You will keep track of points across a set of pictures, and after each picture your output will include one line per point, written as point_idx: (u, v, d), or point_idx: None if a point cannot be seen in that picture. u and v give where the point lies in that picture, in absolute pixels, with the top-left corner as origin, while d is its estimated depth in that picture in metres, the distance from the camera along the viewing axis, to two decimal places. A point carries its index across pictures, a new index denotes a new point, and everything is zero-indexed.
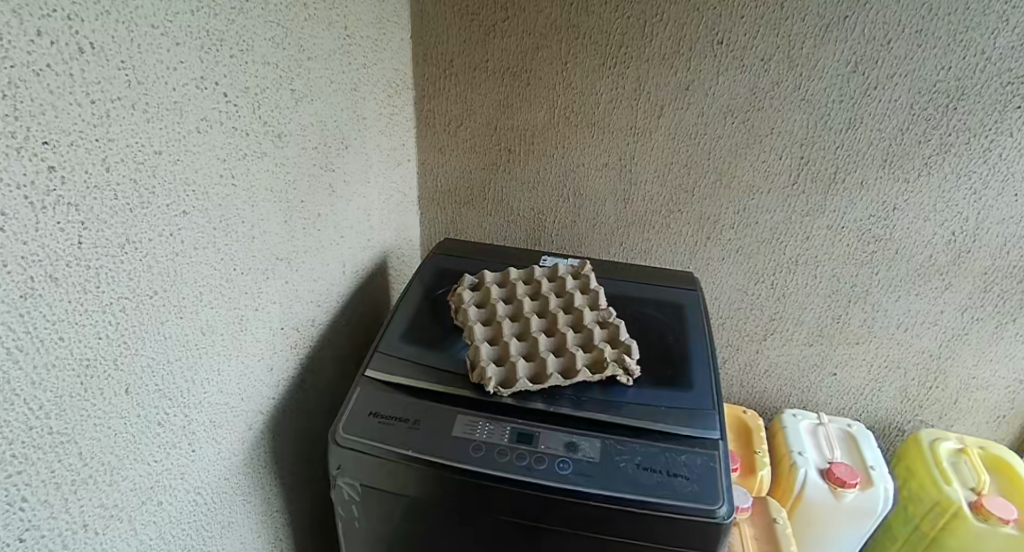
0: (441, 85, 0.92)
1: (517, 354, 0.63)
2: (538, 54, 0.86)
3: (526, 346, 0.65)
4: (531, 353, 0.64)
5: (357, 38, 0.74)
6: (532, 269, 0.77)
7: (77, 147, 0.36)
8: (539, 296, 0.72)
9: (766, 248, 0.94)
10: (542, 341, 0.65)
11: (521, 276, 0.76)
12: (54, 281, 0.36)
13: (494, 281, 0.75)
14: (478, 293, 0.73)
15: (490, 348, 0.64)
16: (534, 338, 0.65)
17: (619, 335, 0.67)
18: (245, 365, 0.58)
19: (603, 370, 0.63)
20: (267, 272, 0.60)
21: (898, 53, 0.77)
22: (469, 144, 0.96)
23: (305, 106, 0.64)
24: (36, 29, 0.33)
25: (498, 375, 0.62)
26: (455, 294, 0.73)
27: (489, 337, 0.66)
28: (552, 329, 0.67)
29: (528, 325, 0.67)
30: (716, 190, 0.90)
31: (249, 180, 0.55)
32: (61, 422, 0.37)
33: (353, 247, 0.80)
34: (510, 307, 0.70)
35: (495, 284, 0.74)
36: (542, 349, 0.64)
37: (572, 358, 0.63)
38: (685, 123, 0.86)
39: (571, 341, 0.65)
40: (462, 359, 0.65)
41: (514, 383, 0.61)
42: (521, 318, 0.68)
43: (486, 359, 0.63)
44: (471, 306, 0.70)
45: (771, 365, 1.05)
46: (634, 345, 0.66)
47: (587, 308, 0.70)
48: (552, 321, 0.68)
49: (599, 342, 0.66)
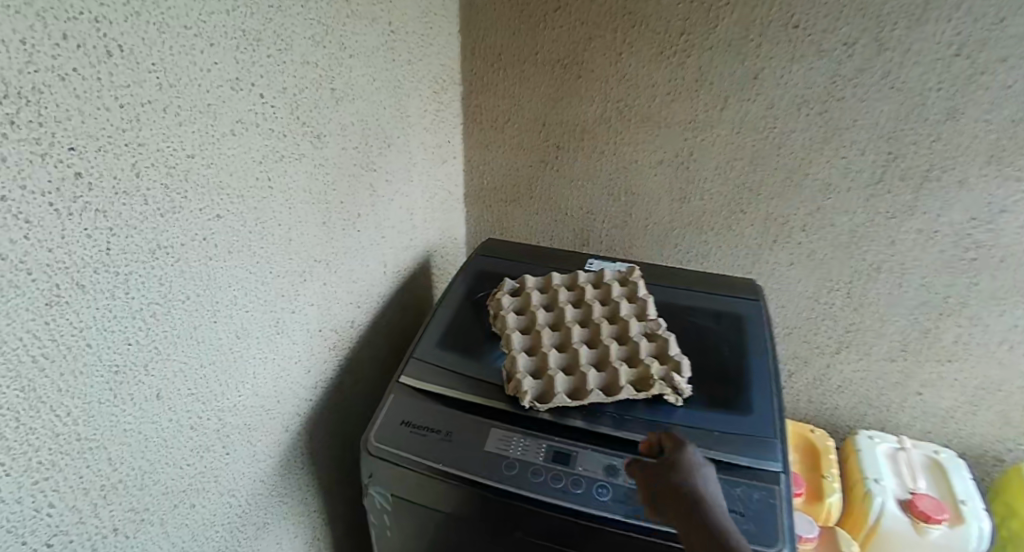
0: (489, 78, 0.89)
1: (554, 366, 0.60)
2: (590, 45, 0.81)
3: (566, 357, 0.61)
4: (571, 366, 0.60)
5: (402, 34, 0.72)
6: (576, 274, 0.72)
7: (105, 152, 0.36)
8: (582, 304, 0.68)
9: (842, 253, 0.84)
10: (583, 353, 0.60)
11: (564, 281, 0.72)
12: (82, 288, 0.35)
13: (536, 286, 0.71)
14: (518, 299, 0.69)
15: (528, 360, 0.61)
16: (574, 349, 0.61)
17: (669, 349, 0.61)
18: (281, 368, 0.58)
19: (649, 388, 0.58)
20: (304, 274, 0.59)
21: (1015, 31, 0.65)
22: (515, 141, 0.92)
23: (346, 105, 0.62)
24: (61, 32, 0.33)
25: (535, 389, 0.58)
26: (494, 299, 0.70)
27: (528, 346, 0.63)
28: (595, 340, 0.63)
29: (569, 336, 0.63)
30: (785, 189, 0.82)
31: (286, 182, 0.54)
32: (90, 428, 0.37)
33: (394, 247, 0.79)
34: (550, 315, 0.66)
35: (536, 290, 0.71)
36: (583, 361, 0.60)
37: (615, 374, 0.58)
38: (752, 114, 0.79)
39: (614, 355, 0.61)
40: (498, 369, 0.62)
41: (551, 398, 0.57)
42: (562, 327, 0.64)
43: (523, 372, 0.59)
44: (509, 313, 0.67)
45: (844, 380, 0.95)
46: (685, 361, 0.60)
47: (634, 319, 0.65)
48: (595, 331, 0.63)
49: (646, 357, 0.61)
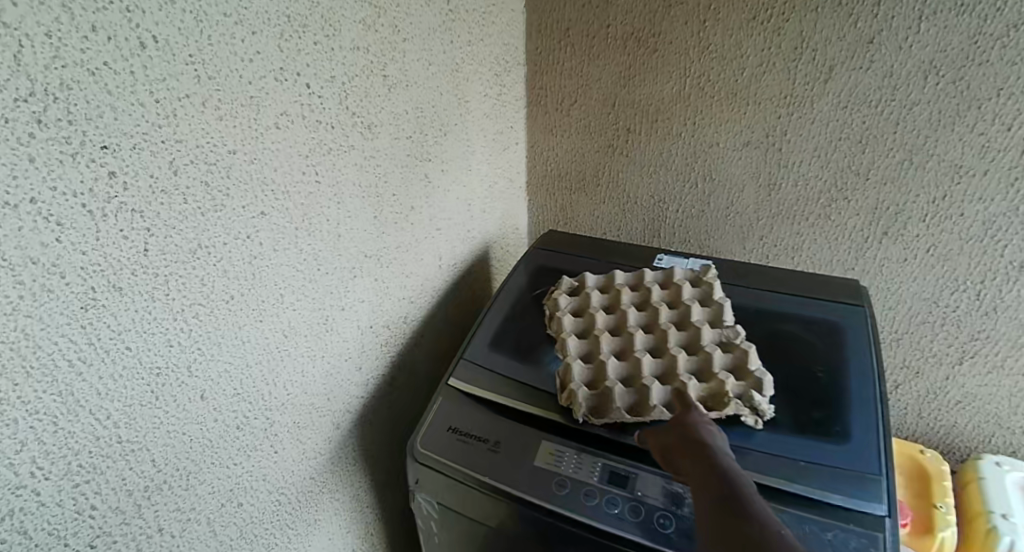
0: (556, 56, 0.82)
1: (613, 375, 0.54)
2: (670, 14, 0.72)
3: (627, 366, 0.55)
4: (632, 376, 0.54)
5: (462, 13, 0.68)
6: (642, 272, 0.66)
7: (141, 150, 0.35)
8: (647, 306, 0.61)
9: (973, 249, 0.71)
10: (646, 363, 0.54)
11: (628, 280, 0.65)
12: (119, 291, 0.35)
13: (596, 286, 0.65)
14: (576, 300, 0.64)
15: (585, 368, 0.56)
16: (637, 358, 0.55)
17: (748, 363, 0.54)
18: (330, 366, 0.57)
19: (723, 407, 0.51)
20: (354, 270, 0.57)
21: None
22: (583, 124, 0.85)
23: (400, 92, 0.59)
24: (90, 24, 0.31)
25: (592, 402, 0.53)
26: (551, 300, 0.65)
27: (586, 353, 0.58)
28: (660, 349, 0.56)
29: (632, 344, 0.57)
30: (901, 173, 0.70)
31: (334, 175, 0.52)
32: (131, 431, 0.37)
33: (451, 239, 0.76)
34: (611, 318, 0.60)
35: (596, 290, 0.65)
36: (647, 372, 0.54)
37: (683, 388, 0.52)
38: (863, 86, 0.67)
39: (683, 366, 0.54)
40: (551, 375, 0.57)
41: (608, 411, 0.52)
42: (624, 333, 0.58)
43: (579, 381, 0.54)
44: (566, 316, 0.62)
45: (965, 397, 0.81)
46: (768, 378, 0.53)
47: (707, 326, 0.58)
48: (662, 339, 0.57)
49: (721, 371, 0.54)
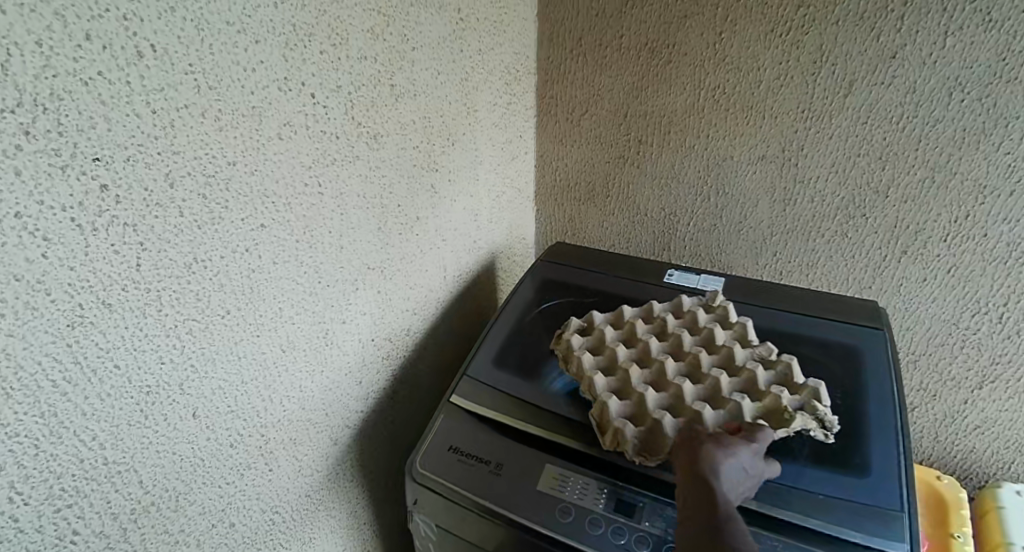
0: (566, 66, 0.81)
1: (657, 407, 0.48)
2: (685, 25, 0.70)
3: (668, 395, 0.50)
4: (679, 404, 0.49)
5: (473, 22, 0.66)
6: (650, 303, 0.63)
7: (135, 163, 0.34)
8: (667, 335, 0.58)
9: (997, 271, 0.68)
10: (690, 391, 0.49)
11: (638, 312, 0.62)
12: (108, 307, 0.34)
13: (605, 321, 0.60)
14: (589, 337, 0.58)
15: (623, 404, 0.50)
16: (677, 385, 0.50)
17: (794, 377, 0.51)
18: (329, 380, 0.55)
19: (786, 425, 0.47)
20: (356, 282, 0.56)
21: None
22: (594, 134, 0.83)
23: (407, 101, 0.58)
24: (84, 32, 0.30)
25: (641, 439, 0.47)
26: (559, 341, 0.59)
27: (617, 388, 0.52)
28: (696, 374, 0.52)
29: (665, 371, 0.52)
30: (922, 192, 0.67)
31: (338, 186, 0.51)
32: (117, 452, 0.36)
33: (456, 250, 0.74)
34: (633, 350, 0.55)
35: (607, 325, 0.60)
36: (692, 398, 0.49)
37: (738, 408, 0.47)
38: (885, 101, 0.65)
39: (728, 386, 0.50)
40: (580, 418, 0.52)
41: (663, 448, 0.46)
42: (653, 362, 0.53)
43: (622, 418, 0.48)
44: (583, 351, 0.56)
45: (985, 422, 0.78)
46: (822, 389, 0.50)
47: (738, 345, 0.55)
48: (695, 364, 0.53)
49: (771, 387, 0.50)
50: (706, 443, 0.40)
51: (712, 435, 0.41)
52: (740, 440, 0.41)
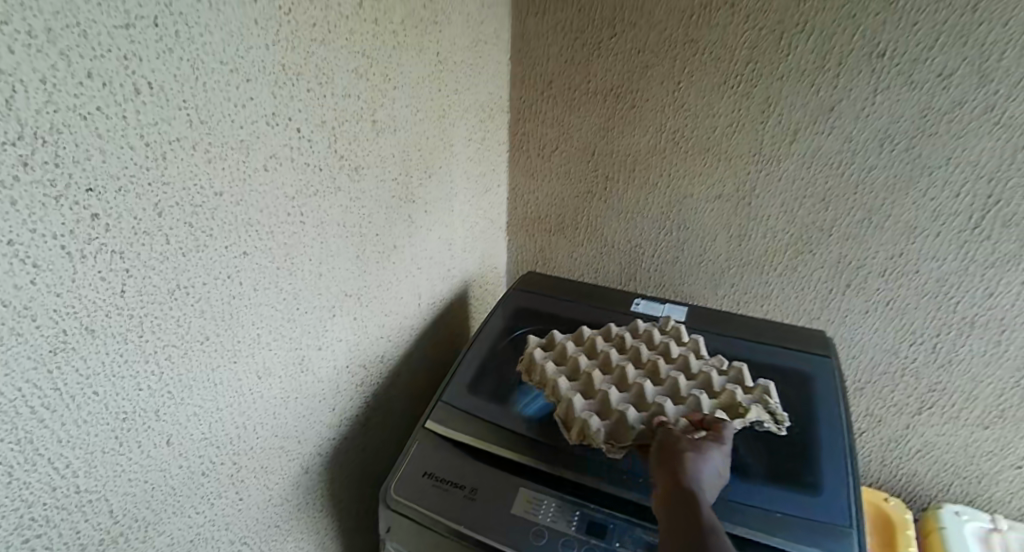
0: (537, 106, 0.85)
1: (621, 404, 0.53)
2: (646, 74, 0.76)
3: (631, 395, 0.55)
4: (641, 401, 0.54)
5: (450, 63, 0.70)
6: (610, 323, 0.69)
7: (127, 193, 0.35)
8: (627, 347, 0.63)
9: (929, 304, 0.74)
10: (650, 389, 0.55)
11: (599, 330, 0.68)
12: (91, 333, 0.34)
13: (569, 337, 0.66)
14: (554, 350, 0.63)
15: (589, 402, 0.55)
16: (638, 385, 0.55)
17: (744, 379, 0.58)
18: (303, 407, 0.56)
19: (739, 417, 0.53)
20: (333, 309, 0.57)
21: None
22: (563, 170, 0.88)
23: (387, 136, 0.60)
24: (86, 70, 0.31)
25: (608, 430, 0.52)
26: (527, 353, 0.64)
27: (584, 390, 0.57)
28: (655, 378, 0.58)
29: (627, 375, 0.57)
30: (861, 231, 0.74)
31: (319, 216, 0.52)
32: (90, 480, 0.36)
33: (430, 278, 0.76)
34: (597, 360, 0.61)
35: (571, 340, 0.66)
36: (653, 396, 0.54)
37: (696, 402, 0.53)
38: (825, 150, 0.71)
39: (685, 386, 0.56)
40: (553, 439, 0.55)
41: (627, 437, 0.51)
42: (615, 368, 0.59)
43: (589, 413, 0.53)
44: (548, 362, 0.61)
45: (925, 446, 0.84)
46: (771, 387, 0.57)
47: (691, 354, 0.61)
48: (654, 369, 0.59)
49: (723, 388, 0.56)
50: (686, 450, 0.44)
51: (692, 441, 0.46)
52: (711, 443, 0.46)
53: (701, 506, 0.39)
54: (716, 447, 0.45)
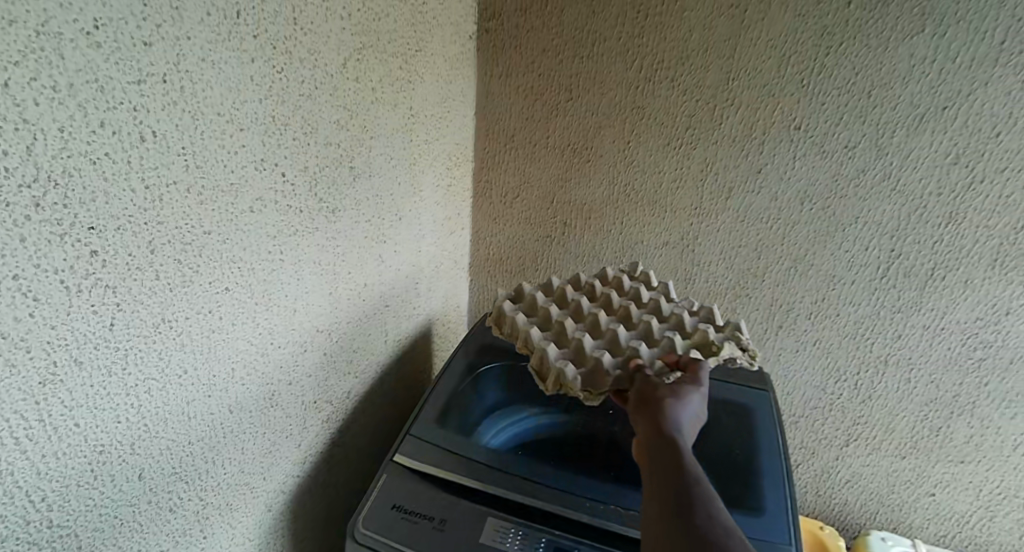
0: (499, 157, 0.91)
1: (595, 350, 0.57)
2: (599, 133, 0.84)
3: (604, 341, 0.58)
4: (615, 346, 0.57)
5: (421, 117, 0.75)
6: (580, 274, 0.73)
7: (124, 231, 0.37)
8: (598, 297, 0.67)
9: (849, 344, 0.83)
10: (623, 335, 0.58)
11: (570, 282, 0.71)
12: (78, 365, 0.36)
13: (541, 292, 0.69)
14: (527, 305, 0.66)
15: (565, 352, 0.57)
16: (612, 332, 0.58)
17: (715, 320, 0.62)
18: (270, 442, 0.57)
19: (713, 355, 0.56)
20: (304, 344, 0.59)
21: (1010, 147, 0.66)
22: (524, 216, 0.94)
23: (363, 181, 0.64)
24: (100, 120, 0.34)
25: (585, 378, 0.54)
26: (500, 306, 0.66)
27: (560, 341, 0.59)
28: (628, 323, 0.61)
29: (601, 324, 0.61)
30: (789, 278, 0.83)
31: (297, 254, 0.55)
32: (62, 514, 0.37)
33: (397, 315, 0.79)
34: (570, 311, 0.64)
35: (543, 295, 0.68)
36: (626, 340, 0.58)
37: (671, 344, 0.56)
38: (755, 206, 0.80)
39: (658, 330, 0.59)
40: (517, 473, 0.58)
41: (604, 383, 0.54)
42: (589, 318, 0.62)
43: (566, 361, 0.56)
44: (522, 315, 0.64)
45: (853, 476, 0.91)
46: (742, 325, 0.60)
47: (661, 299, 0.65)
48: (628, 316, 0.62)
49: (695, 328, 0.60)
50: (667, 399, 0.47)
51: (673, 389, 0.49)
52: (691, 389, 0.49)
53: (684, 455, 0.42)
54: (694, 393, 0.49)
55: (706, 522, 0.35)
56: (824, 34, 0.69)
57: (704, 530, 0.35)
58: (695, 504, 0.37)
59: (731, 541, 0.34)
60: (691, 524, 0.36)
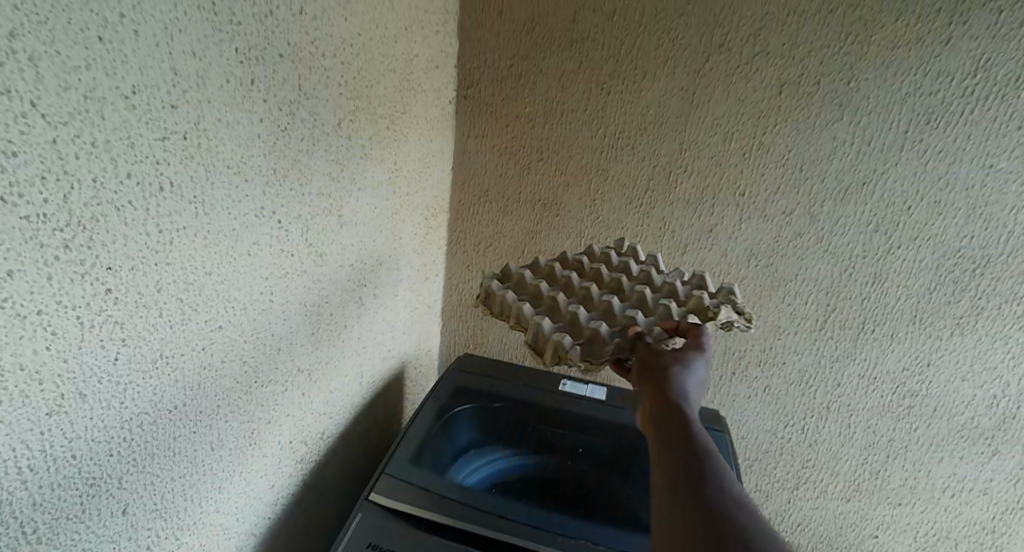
0: (474, 209, 0.97)
1: (591, 321, 0.54)
2: (567, 191, 0.91)
3: (598, 313, 0.56)
4: (611, 317, 0.56)
5: (404, 171, 0.81)
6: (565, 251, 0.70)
7: (136, 271, 0.40)
8: (586, 272, 0.65)
9: (795, 391, 0.90)
10: (618, 307, 0.57)
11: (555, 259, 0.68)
12: (82, 398, 0.38)
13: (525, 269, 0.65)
14: (512, 282, 0.62)
15: (560, 325, 0.54)
16: (606, 304, 0.57)
17: (707, 287, 0.62)
18: (246, 481, 0.58)
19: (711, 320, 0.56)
20: (286, 383, 0.61)
21: (919, 219, 0.77)
22: (497, 264, 0.99)
23: (349, 228, 0.68)
24: (127, 172, 0.38)
25: (583, 350, 0.52)
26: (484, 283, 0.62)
27: (552, 314, 0.56)
28: (621, 296, 0.60)
29: (593, 297, 0.58)
30: (740, 329, 0.90)
31: (285, 295, 0.58)
32: (49, 547, 0.38)
33: (372, 357, 0.81)
34: (559, 286, 0.61)
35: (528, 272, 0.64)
36: (621, 311, 0.56)
37: (667, 311, 0.57)
38: (708, 262, 0.88)
39: (652, 301, 0.58)
40: (490, 512, 0.60)
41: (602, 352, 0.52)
42: (580, 292, 0.60)
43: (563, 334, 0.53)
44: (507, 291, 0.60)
45: (804, 518, 0.97)
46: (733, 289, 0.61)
47: (651, 273, 0.64)
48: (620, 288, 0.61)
49: (688, 296, 0.60)
50: (671, 362, 0.51)
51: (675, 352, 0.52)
52: (695, 352, 0.52)
53: (691, 425, 0.46)
54: (696, 355, 0.52)
55: (714, 490, 0.39)
56: (761, 116, 0.79)
57: (711, 496, 0.39)
58: (706, 476, 0.40)
59: (738, 508, 0.38)
60: (704, 494, 0.39)
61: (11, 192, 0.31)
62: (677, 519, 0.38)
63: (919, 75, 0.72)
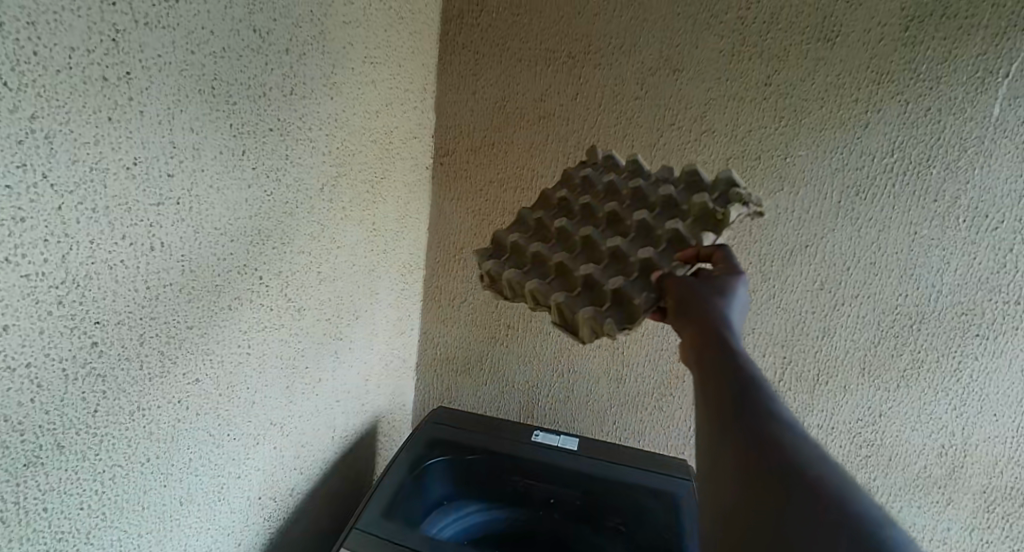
0: (450, 266, 1.01)
1: (607, 280, 0.49)
2: None
3: (609, 263, 0.50)
4: (625, 265, 0.49)
5: (382, 229, 0.85)
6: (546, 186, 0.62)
7: (122, 324, 0.42)
8: (573, 209, 0.57)
9: None
10: (628, 249, 0.50)
11: (537, 203, 0.61)
12: (60, 449, 0.39)
13: (514, 230, 0.58)
14: (508, 255, 0.56)
15: (578, 294, 0.49)
16: (614, 252, 0.50)
17: (701, 178, 0.54)
18: (212, 538, 0.57)
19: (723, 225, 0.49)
20: (258, 436, 0.62)
21: (859, 279, 0.84)
22: (472, 318, 1.02)
23: (326, 283, 0.71)
24: (122, 234, 0.41)
25: (614, 317, 0.47)
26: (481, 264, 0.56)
27: (566, 283, 0.51)
28: (619, 226, 0.53)
29: (598, 245, 0.52)
30: None
31: (261, 349, 0.60)
32: None
33: (346, 410, 0.82)
34: (556, 242, 0.55)
35: (517, 233, 0.58)
36: (632, 251, 0.50)
37: (677, 234, 0.49)
38: None
39: (655, 221, 0.51)
40: None
41: (635, 313, 0.47)
42: (580, 241, 0.53)
43: (586, 306, 0.48)
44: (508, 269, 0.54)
45: None
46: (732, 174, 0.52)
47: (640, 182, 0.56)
48: (615, 220, 0.53)
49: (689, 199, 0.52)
50: (705, 292, 0.45)
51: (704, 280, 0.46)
52: (726, 274, 0.46)
53: (736, 348, 0.40)
54: (729, 279, 0.46)
55: (770, 421, 0.34)
56: None
57: (769, 426, 0.34)
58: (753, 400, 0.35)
59: (795, 439, 0.33)
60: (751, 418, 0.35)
61: (15, 253, 0.34)
62: (728, 455, 0.34)
63: (846, 153, 0.80)
